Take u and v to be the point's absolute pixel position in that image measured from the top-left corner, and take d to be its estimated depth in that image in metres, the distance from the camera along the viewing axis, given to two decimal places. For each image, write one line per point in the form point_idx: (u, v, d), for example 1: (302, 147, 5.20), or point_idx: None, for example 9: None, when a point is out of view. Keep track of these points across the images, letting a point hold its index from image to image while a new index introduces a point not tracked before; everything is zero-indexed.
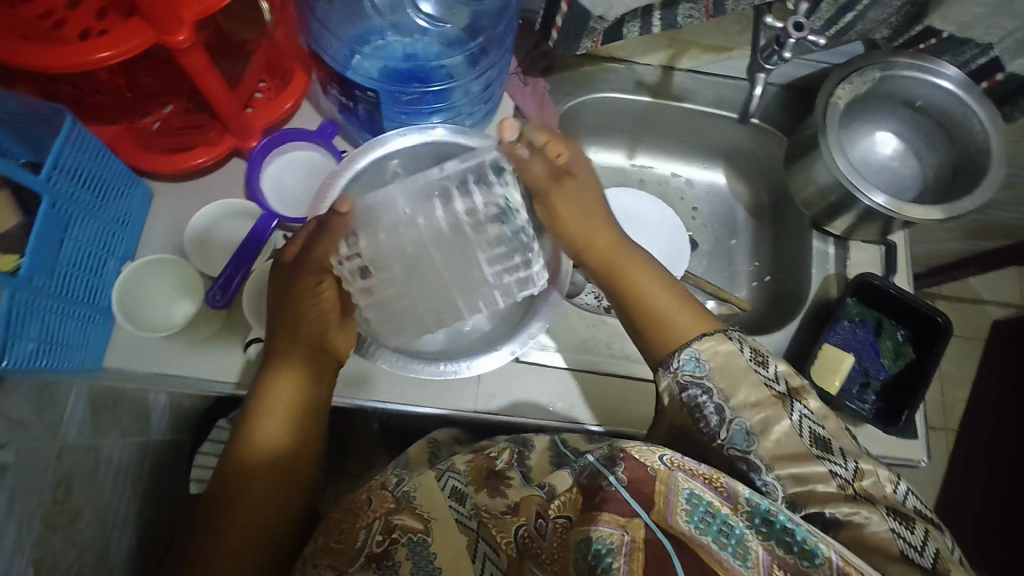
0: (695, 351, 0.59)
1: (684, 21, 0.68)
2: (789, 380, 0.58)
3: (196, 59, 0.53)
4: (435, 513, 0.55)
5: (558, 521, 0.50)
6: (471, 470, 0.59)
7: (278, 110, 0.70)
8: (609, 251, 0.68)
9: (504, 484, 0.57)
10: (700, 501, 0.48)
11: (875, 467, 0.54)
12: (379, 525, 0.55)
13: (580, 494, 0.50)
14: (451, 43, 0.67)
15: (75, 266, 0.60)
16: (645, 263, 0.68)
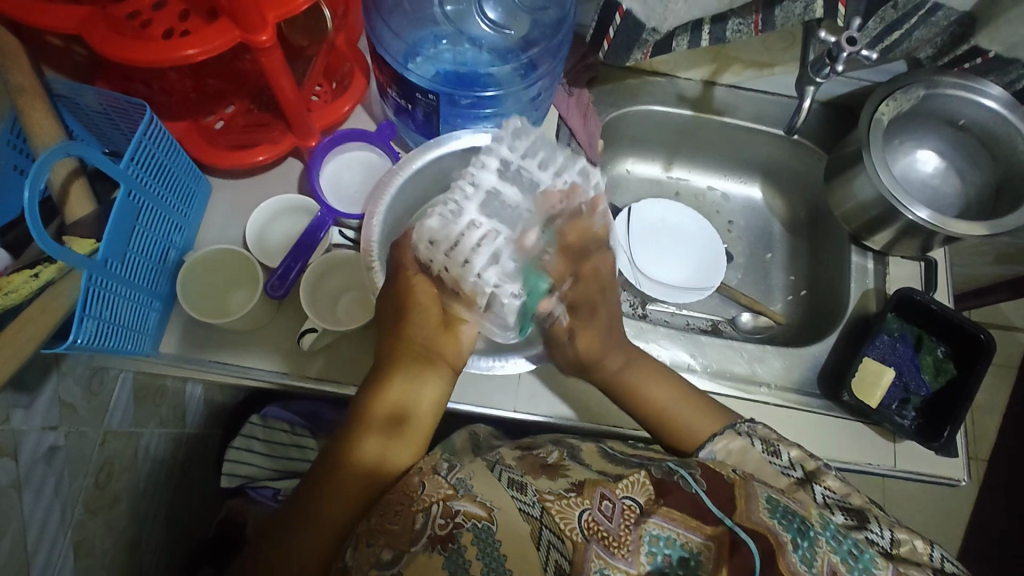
0: (712, 449, 0.63)
1: (733, 36, 0.70)
2: (804, 465, 0.62)
3: (272, 59, 0.55)
4: (495, 500, 0.55)
5: (625, 502, 0.54)
6: (521, 463, 0.60)
7: (335, 112, 0.72)
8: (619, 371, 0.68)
9: (559, 472, 0.59)
10: (778, 503, 0.55)
11: (910, 538, 0.57)
12: (439, 510, 0.54)
13: (653, 486, 0.55)
14: (508, 51, 0.70)
15: (141, 254, 0.62)
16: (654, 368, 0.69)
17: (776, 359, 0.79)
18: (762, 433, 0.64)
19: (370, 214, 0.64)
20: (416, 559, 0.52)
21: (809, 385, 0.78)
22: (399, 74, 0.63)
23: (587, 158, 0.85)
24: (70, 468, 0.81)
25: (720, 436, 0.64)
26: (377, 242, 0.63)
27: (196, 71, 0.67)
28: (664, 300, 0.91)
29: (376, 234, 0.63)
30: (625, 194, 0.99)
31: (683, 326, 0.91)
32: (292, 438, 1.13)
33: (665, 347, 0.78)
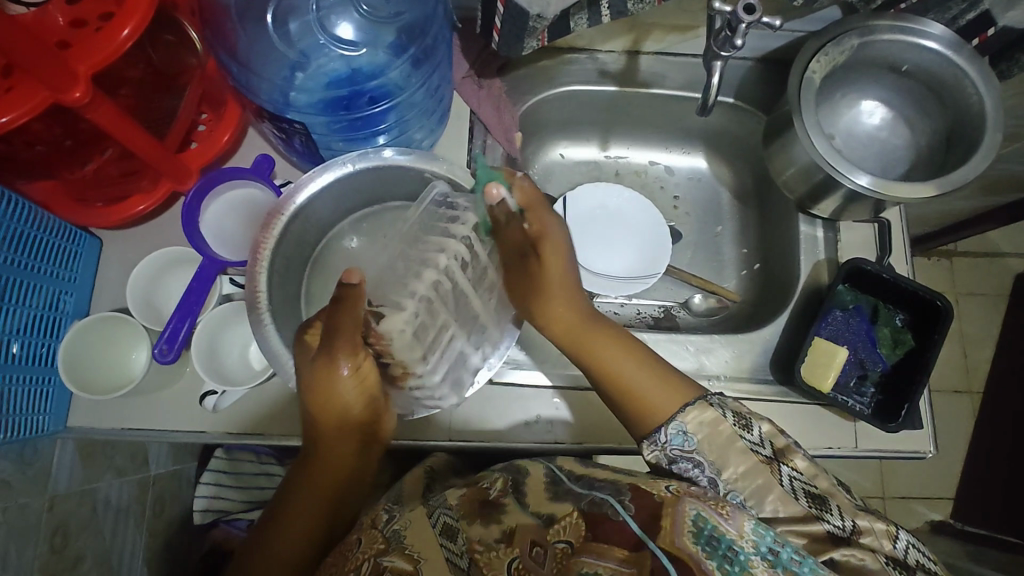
0: (681, 424, 0.55)
1: (634, 7, 0.63)
2: (773, 441, 0.55)
3: (99, 112, 0.49)
4: (424, 554, 0.52)
5: (557, 546, 0.50)
6: (462, 501, 0.56)
7: (217, 144, 0.67)
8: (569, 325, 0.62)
9: (495, 515, 0.54)
10: (704, 524, 0.49)
11: (872, 522, 0.51)
12: (369, 567, 0.52)
13: (583, 520, 0.51)
14: (390, 51, 0.62)
15: (17, 333, 0.58)
16: (623, 343, 0.62)
17: (725, 349, 0.74)
18: (734, 405, 0.57)
19: (255, 271, 0.59)
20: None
21: (762, 371, 0.73)
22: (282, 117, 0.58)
23: (506, 153, 0.79)
24: (15, 540, 0.78)
25: (696, 403, 0.56)
26: (264, 288, 0.58)
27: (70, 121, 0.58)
28: (611, 293, 0.86)
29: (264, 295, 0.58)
30: (560, 182, 0.93)
31: (633, 317, 0.87)
32: (258, 467, 1.13)
33: None
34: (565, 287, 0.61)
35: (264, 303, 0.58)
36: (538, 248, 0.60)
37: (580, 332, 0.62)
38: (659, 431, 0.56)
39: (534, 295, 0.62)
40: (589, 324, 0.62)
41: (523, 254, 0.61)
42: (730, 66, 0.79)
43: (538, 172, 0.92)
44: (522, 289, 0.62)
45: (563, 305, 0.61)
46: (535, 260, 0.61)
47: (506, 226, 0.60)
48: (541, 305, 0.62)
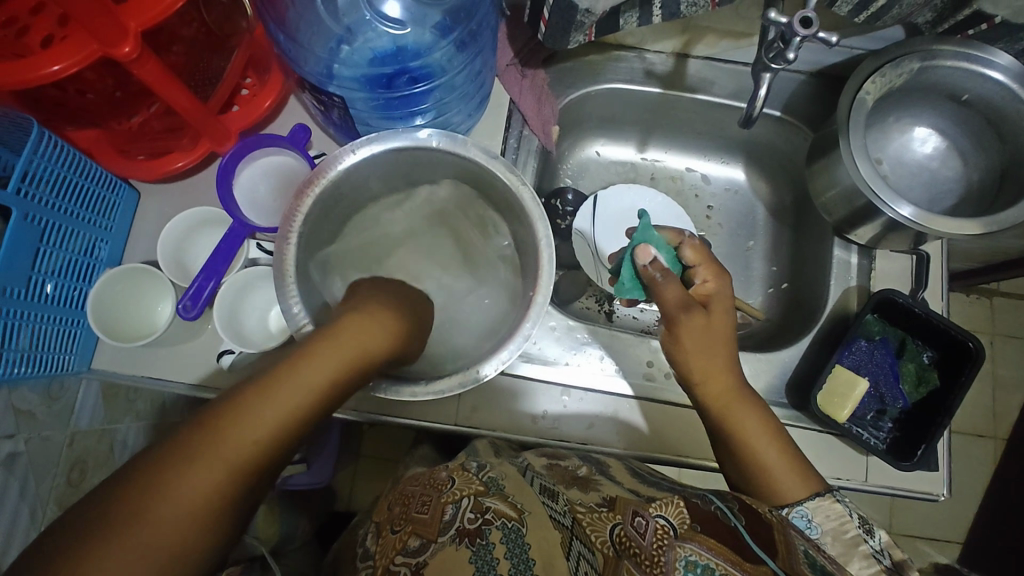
0: (806, 511, 0.57)
1: (687, 10, 0.62)
2: (893, 554, 0.54)
3: (145, 69, 0.51)
4: (530, 506, 0.52)
5: (658, 521, 0.48)
6: (551, 473, 0.60)
7: (257, 109, 0.68)
8: (727, 394, 0.62)
9: (591, 487, 0.57)
10: (816, 559, 0.48)
11: None
12: (469, 504, 0.52)
13: (687, 509, 0.49)
14: (436, 33, 0.63)
15: (54, 275, 0.60)
16: (761, 418, 0.62)
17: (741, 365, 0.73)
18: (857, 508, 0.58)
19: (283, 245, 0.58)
20: (440, 550, 0.48)
21: (776, 394, 0.72)
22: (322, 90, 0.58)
23: (541, 146, 0.79)
24: None
25: (821, 495, 0.57)
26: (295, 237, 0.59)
27: (119, 73, 0.60)
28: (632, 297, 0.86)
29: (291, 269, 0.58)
30: (594, 179, 0.92)
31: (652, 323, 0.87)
32: None
33: (617, 353, 0.74)
34: (715, 338, 0.63)
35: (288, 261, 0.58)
36: (709, 307, 0.65)
37: (729, 400, 0.62)
38: (786, 509, 0.57)
39: (705, 352, 0.62)
40: (739, 390, 0.63)
41: (690, 306, 0.63)
42: (781, 77, 0.77)
43: (572, 168, 0.91)
44: (691, 341, 0.62)
45: (703, 354, 0.62)
46: (700, 311, 0.63)
47: (663, 281, 0.65)
48: (688, 360, 0.63)
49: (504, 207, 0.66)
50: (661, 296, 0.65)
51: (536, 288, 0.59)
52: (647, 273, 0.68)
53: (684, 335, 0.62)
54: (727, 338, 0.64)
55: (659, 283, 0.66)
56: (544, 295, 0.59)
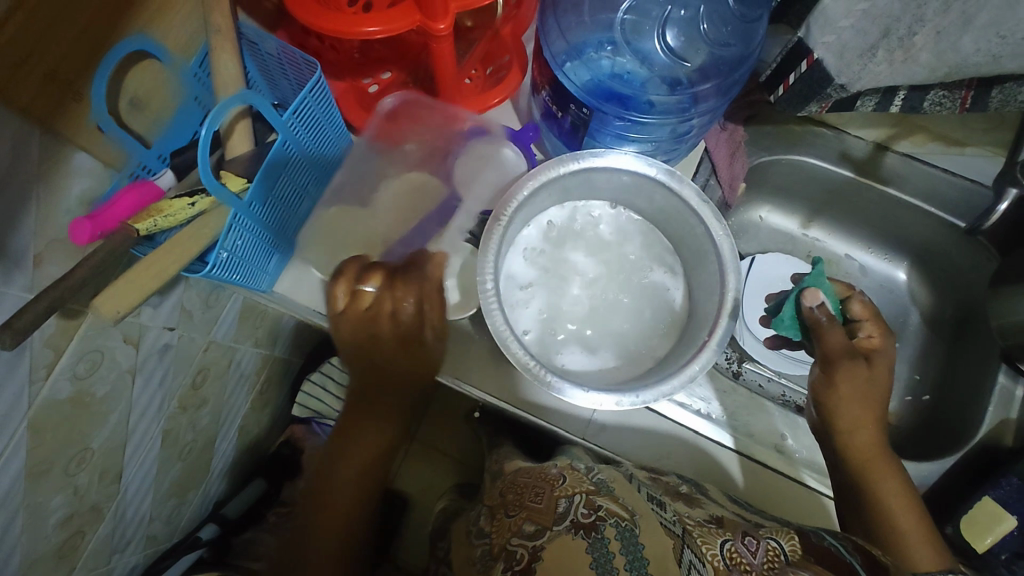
0: None
1: (931, 107, 0.63)
2: None
3: (442, 45, 0.56)
4: (639, 509, 0.48)
5: (770, 544, 0.48)
6: (657, 486, 0.56)
7: (484, 102, 0.72)
8: (869, 451, 0.64)
9: (698, 504, 0.53)
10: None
11: None
12: (581, 500, 0.48)
13: (799, 542, 0.49)
14: (661, 72, 0.66)
15: (279, 202, 0.64)
16: (903, 489, 0.63)
17: None
18: None
19: (493, 228, 0.62)
20: (556, 538, 0.45)
21: None
22: (556, 79, 0.62)
23: (723, 198, 0.80)
24: (179, 365, 0.84)
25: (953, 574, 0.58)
26: (513, 208, 0.63)
27: None
28: (765, 363, 0.85)
29: (491, 259, 0.61)
30: (752, 241, 0.93)
31: (776, 396, 0.84)
32: None
33: (755, 416, 0.73)
34: (866, 400, 0.65)
35: (495, 238, 0.62)
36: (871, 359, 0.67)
37: (871, 463, 0.63)
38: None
39: (855, 406, 0.64)
40: (882, 451, 0.65)
41: (855, 357, 0.65)
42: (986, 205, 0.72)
43: (734, 225, 0.92)
44: (849, 389, 0.64)
45: (849, 409, 0.64)
46: (863, 363, 0.65)
47: (829, 326, 0.67)
48: (838, 405, 0.65)
49: (689, 248, 0.69)
50: (823, 339, 0.67)
51: (711, 340, 0.61)
52: (812, 316, 0.69)
53: (841, 381, 0.65)
54: (873, 394, 0.65)
55: (824, 326, 0.68)
56: (721, 340, 0.61)
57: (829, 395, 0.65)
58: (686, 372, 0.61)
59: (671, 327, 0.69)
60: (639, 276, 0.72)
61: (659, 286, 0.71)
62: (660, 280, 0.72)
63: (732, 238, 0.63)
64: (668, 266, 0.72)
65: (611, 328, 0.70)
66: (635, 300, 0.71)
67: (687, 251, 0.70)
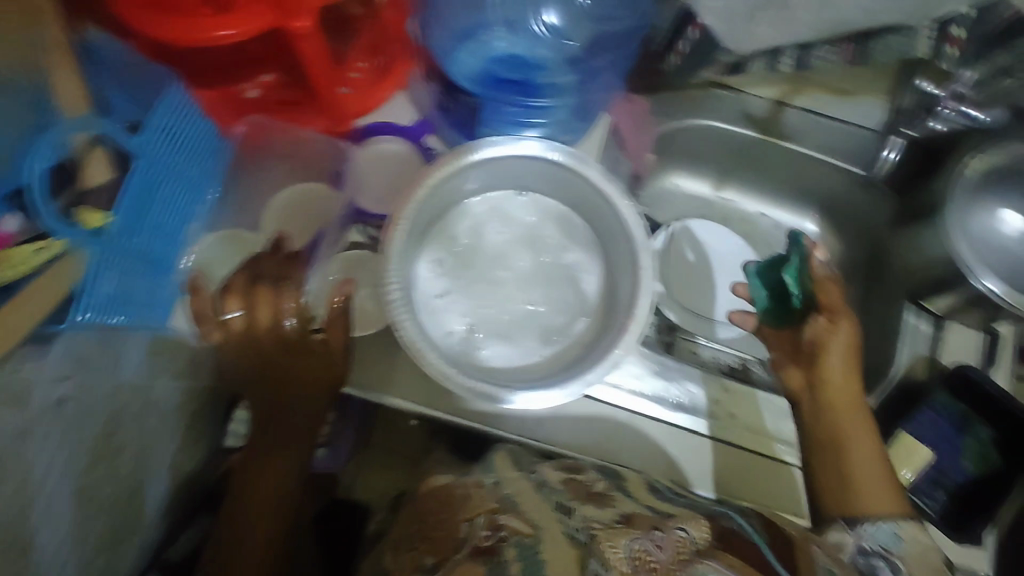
0: (892, 526, 0.58)
1: (817, 63, 0.63)
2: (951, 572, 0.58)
3: (307, 45, 0.51)
4: (543, 522, 0.46)
5: (677, 535, 0.42)
6: (567, 488, 0.51)
7: (373, 99, 0.68)
8: (849, 399, 0.64)
9: (607, 502, 0.49)
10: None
11: None
12: (484, 521, 0.48)
13: (711, 530, 0.43)
14: (560, 54, 0.65)
15: (155, 231, 0.58)
16: (869, 431, 0.63)
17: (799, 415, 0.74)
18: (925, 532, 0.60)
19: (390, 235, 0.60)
20: (457, 567, 0.44)
21: None
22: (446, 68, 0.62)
23: (632, 171, 0.81)
24: None
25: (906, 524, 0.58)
26: (411, 212, 0.60)
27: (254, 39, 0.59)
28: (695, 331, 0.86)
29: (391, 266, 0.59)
30: (668, 210, 0.93)
31: (710, 361, 0.84)
32: None
33: (688, 386, 0.73)
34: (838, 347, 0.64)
35: (398, 244, 0.59)
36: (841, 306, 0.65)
37: (843, 412, 0.63)
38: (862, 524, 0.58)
39: (835, 355, 0.64)
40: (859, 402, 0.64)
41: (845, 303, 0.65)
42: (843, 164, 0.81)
43: (649, 195, 0.92)
44: (849, 337, 0.64)
45: (841, 363, 0.64)
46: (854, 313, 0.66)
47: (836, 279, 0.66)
48: (834, 354, 0.64)
49: (600, 226, 0.68)
50: (824, 292, 0.65)
51: (632, 320, 0.60)
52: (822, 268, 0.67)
53: (844, 329, 0.64)
54: (855, 350, 0.65)
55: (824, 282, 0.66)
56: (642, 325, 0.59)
57: (827, 347, 0.64)
58: (610, 357, 0.60)
59: (589, 308, 0.69)
60: (555, 263, 0.71)
61: (573, 266, 0.70)
62: (573, 261, 0.70)
63: (640, 214, 0.62)
64: (580, 245, 0.71)
65: (534, 319, 0.69)
66: (550, 284, 0.70)
67: (598, 229, 0.69)
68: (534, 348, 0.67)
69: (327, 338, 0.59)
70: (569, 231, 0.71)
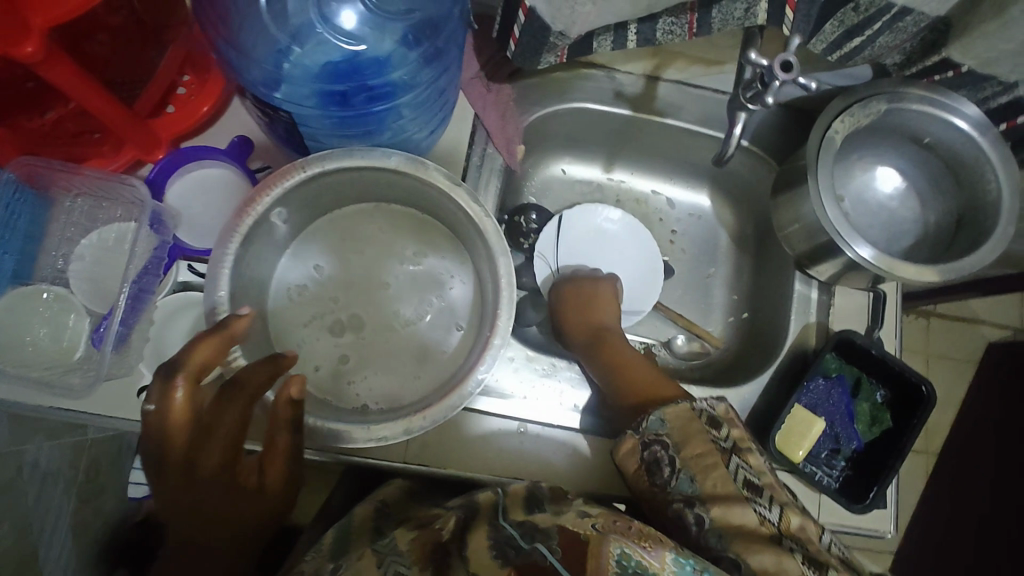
0: (659, 412, 0.56)
1: (663, 37, 0.59)
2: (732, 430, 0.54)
3: (53, 70, 0.44)
4: None
5: None
6: (413, 550, 0.44)
7: (193, 114, 0.62)
8: (609, 349, 0.69)
9: (444, 575, 0.41)
10: (629, 562, 0.40)
11: (803, 522, 0.48)
12: None
13: None
14: (398, 44, 0.58)
15: None
16: (642, 368, 0.66)
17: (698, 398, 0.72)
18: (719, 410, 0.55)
19: (218, 274, 0.53)
20: None
21: None
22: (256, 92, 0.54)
23: (505, 164, 0.74)
24: None
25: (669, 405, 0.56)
26: (240, 237, 0.54)
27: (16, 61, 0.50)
28: None
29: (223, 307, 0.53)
30: (557, 199, 0.89)
31: None
32: None
33: (579, 389, 0.71)
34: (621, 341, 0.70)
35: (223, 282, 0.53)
36: (586, 291, 0.77)
37: (608, 354, 0.68)
38: (639, 419, 0.57)
39: (582, 317, 0.74)
40: (625, 351, 0.69)
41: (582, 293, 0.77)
42: (743, 118, 0.54)
43: (536, 185, 0.88)
44: (576, 304, 0.75)
45: (583, 320, 0.74)
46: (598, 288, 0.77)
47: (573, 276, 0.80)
48: (570, 319, 0.74)
49: (461, 232, 0.63)
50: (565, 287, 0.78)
51: (495, 329, 0.56)
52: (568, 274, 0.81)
53: (572, 301, 0.76)
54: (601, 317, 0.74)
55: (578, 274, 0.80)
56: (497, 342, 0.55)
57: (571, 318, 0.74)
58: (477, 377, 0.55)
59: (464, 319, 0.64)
60: (421, 274, 0.66)
61: (440, 278, 0.66)
62: (440, 269, 0.66)
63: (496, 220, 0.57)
64: (442, 252, 0.66)
65: (407, 340, 0.64)
66: (418, 300, 0.65)
67: (460, 233, 0.64)
68: (407, 372, 0.62)
69: (260, 467, 0.51)
70: (434, 241, 0.66)
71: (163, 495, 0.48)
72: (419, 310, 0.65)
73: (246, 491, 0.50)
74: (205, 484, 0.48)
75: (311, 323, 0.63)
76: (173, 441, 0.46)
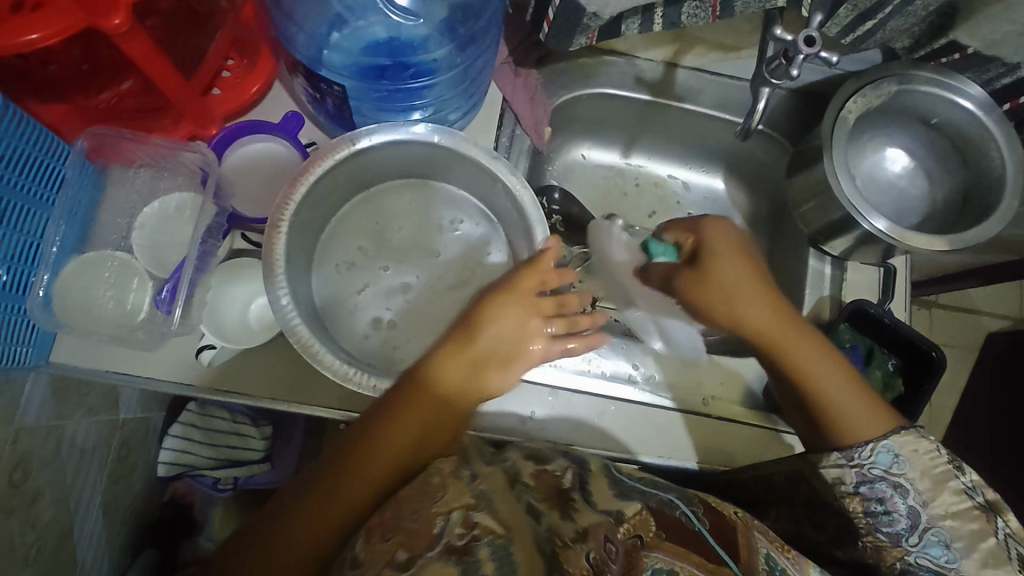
0: (893, 446, 0.53)
1: (688, 20, 0.63)
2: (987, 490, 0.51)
3: (131, 44, 0.47)
4: (514, 520, 0.41)
5: (631, 540, 0.41)
6: (539, 484, 0.45)
7: (243, 95, 0.65)
8: (777, 335, 0.60)
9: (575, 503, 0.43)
10: (776, 563, 0.45)
11: None
12: (459, 517, 0.40)
13: (653, 519, 0.43)
14: (436, 28, 0.63)
15: (9, 261, 0.51)
16: (824, 348, 0.60)
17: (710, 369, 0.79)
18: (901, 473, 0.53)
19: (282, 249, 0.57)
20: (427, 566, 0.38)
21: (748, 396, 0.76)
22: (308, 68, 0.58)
23: (532, 145, 0.78)
24: None
25: (907, 433, 0.54)
26: (294, 204, 0.58)
27: (86, 43, 0.54)
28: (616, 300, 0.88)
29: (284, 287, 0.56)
30: (578, 182, 0.93)
31: None
32: (231, 425, 1.08)
33: (606, 358, 0.75)
34: (730, 255, 0.63)
35: (280, 245, 0.57)
36: (702, 258, 0.64)
37: (783, 329, 0.60)
38: (870, 446, 0.54)
39: (716, 296, 0.62)
40: (788, 318, 0.61)
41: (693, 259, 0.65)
42: (767, 93, 0.58)
43: (558, 169, 0.92)
44: (726, 262, 0.62)
45: (731, 279, 0.62)
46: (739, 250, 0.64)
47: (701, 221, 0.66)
48: (738, 286, 0.62)
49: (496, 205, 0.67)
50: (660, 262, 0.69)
51: None
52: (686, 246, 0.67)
53: (721, 265, 0.62)
54: (766, 281, 0.63)
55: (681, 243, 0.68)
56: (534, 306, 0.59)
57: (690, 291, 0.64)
58: None
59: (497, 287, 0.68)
60: (457, 245, 0.69)
61: (475, 249, 0.69)
62: (475, 240, 0.70)
63: (531, 189, 0.61)
64: (475, 221, 0.70)
65: (449, 309, 0.67)
66: (454, 269, 0.69)
67: (492, 202, 0.68)
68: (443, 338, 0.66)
69: (508, 349, 0.54)
70: (470, 215, 0.70)
71: (446, 358, 0.53)
72: (457, 278, 0.68)
73: (462, 381, 0.53)
74: (455, 355, 0.53)
75: (362, 294, 0.67)
76: (519, 291, 0.56)
